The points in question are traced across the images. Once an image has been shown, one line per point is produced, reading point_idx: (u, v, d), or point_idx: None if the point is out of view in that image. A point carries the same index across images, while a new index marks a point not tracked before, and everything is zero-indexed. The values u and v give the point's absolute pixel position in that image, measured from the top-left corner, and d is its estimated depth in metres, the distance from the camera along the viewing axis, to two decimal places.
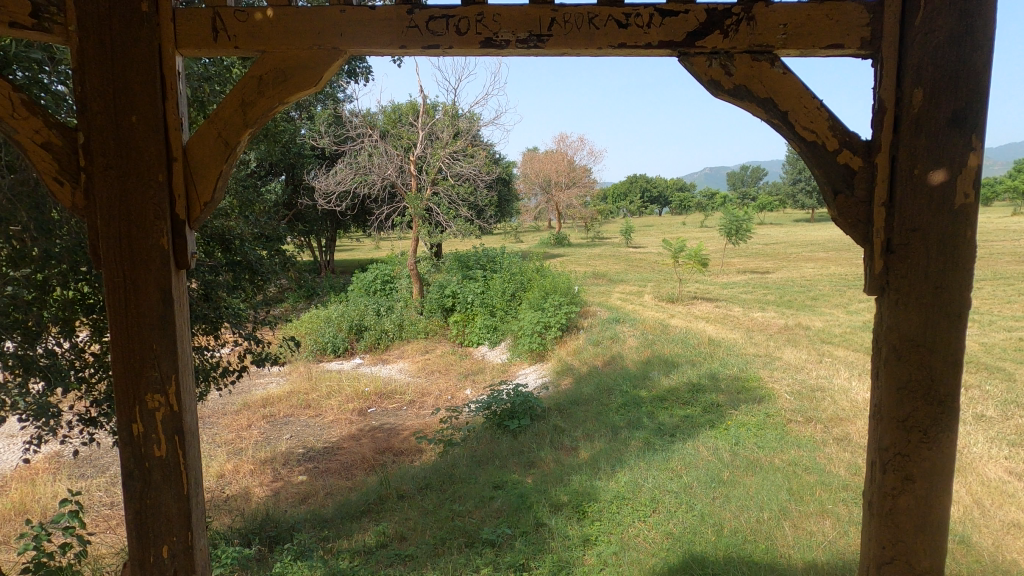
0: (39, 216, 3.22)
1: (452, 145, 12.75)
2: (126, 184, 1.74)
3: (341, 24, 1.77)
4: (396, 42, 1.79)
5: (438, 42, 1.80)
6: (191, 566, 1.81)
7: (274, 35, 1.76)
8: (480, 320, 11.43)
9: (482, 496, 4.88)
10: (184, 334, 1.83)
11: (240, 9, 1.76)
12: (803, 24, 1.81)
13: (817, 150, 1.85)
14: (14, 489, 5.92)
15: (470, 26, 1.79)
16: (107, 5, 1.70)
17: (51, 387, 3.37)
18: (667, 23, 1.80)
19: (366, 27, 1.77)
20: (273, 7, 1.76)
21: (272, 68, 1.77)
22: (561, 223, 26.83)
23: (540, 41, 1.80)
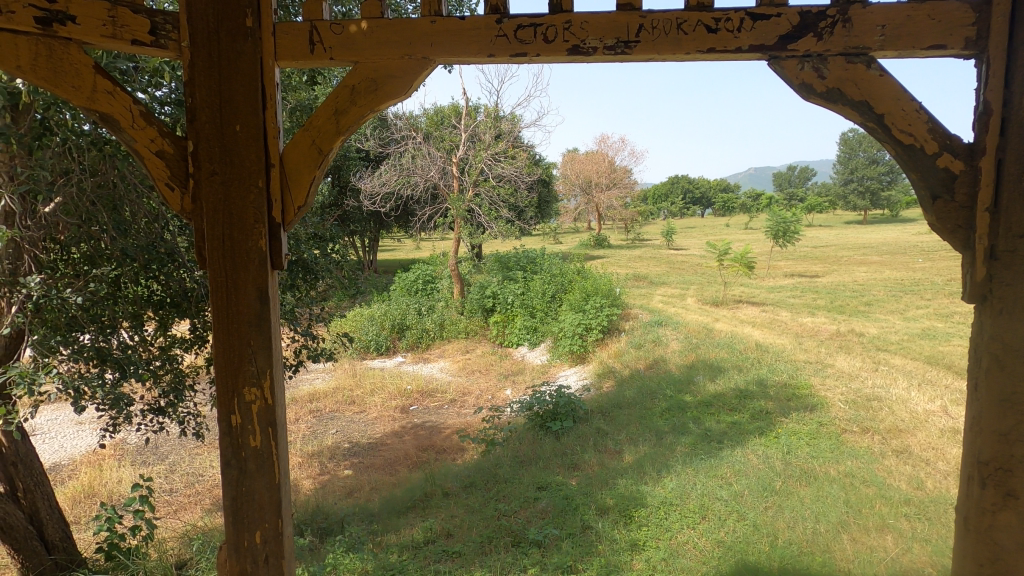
0: (117, 217, 3.50)
1: (494, 146, 12.96)
2: (229, 190, 1.80)
3: (431, 35, 1.80)
4: (485, 50, 1.80)
5: (525, 50, 1.80)
6: (281, 553, 1.86)
7: (366, 46, 1.80)
8: (520, 321, 11.46)
9: (527, 496, 4.90)
10: (278, 330, 1.87)
11: (336, 22, 1.80)
12: (903, 24, 1.75)
13: (915, 153, 1.79)
14: (84, 473, 6.30)
15: (557, 34, 1.79)
16: (215, 20, 1.76)
17: (123, 377, 3.55)
18: (758, 27, 1.76)
19: (456, 37, 1.79)
20: (367, 18, 1.80)
21: (363, 78, 1.81)
22: (601, 224, 26.63)
23: (628, 47, 1.79)
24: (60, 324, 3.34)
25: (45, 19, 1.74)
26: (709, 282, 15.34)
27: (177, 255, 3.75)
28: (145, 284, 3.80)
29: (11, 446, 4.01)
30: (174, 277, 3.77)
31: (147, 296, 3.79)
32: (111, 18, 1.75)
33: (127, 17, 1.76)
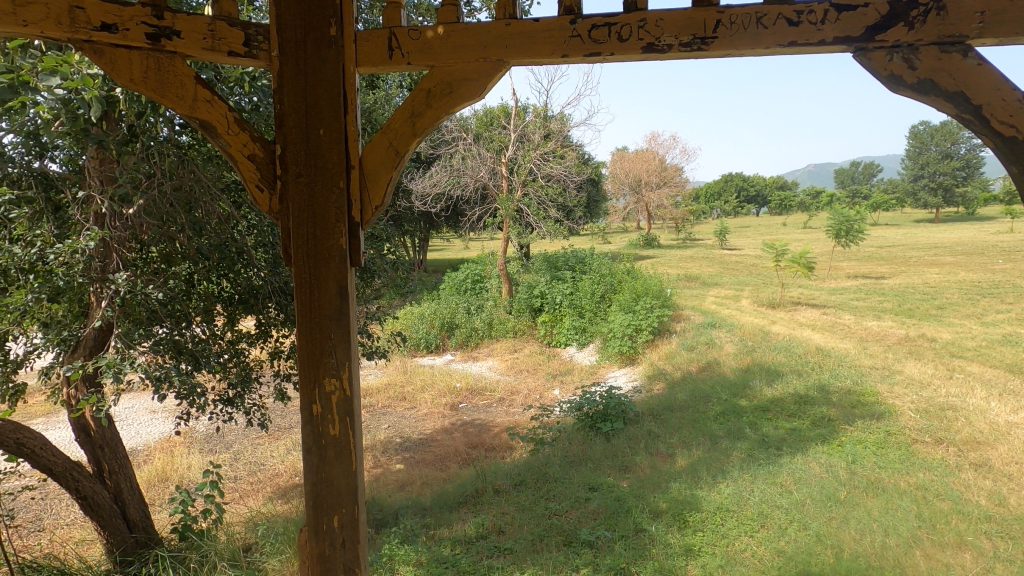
0: (193, 218, 3.70)
1: (543, 146, 12.98)
2: (313, 190, 1.81)
3: (507, 38, 1.81)
4: (558, 50, 1.79)
5: (599, 50, 1.78)
6: (358, 537, 1.86)
7: (443, 50, 1.82)
8: (569, 321, 11.41)
9: (578, 496, 4.89)
10: (356, 325, 1.88)
11: (414, 27, 1.82)
12: (1003, 10, 1.66)
13: (1017, 146, 1.68)
14: (158, 459, 6.73)
15: (632, 32, 1.77)
16: (301, 27, 1.76)
17: (197, 368, 3.79)
18: (844, 19, 1.71)
19: (530, 40, 1.80)
20: (444, 24, 1.82)
21: (439, 81, 1.84)
22: (650, 224, 26.13)
23: (704, 43, 1.76)
24: (141, 316, 3.54)
25: (154, 34, 1.79)
26: (766, 283, 14.81)
27: (246, 253, 3.94)
28: (216, 283, 4.03)
29: (99, 430, 4.34)
30: (241, 274, 4.00)
31: (219, 293, 4.03)
32: (210, 32, 1.79)
33: (223, 29, 1.80)
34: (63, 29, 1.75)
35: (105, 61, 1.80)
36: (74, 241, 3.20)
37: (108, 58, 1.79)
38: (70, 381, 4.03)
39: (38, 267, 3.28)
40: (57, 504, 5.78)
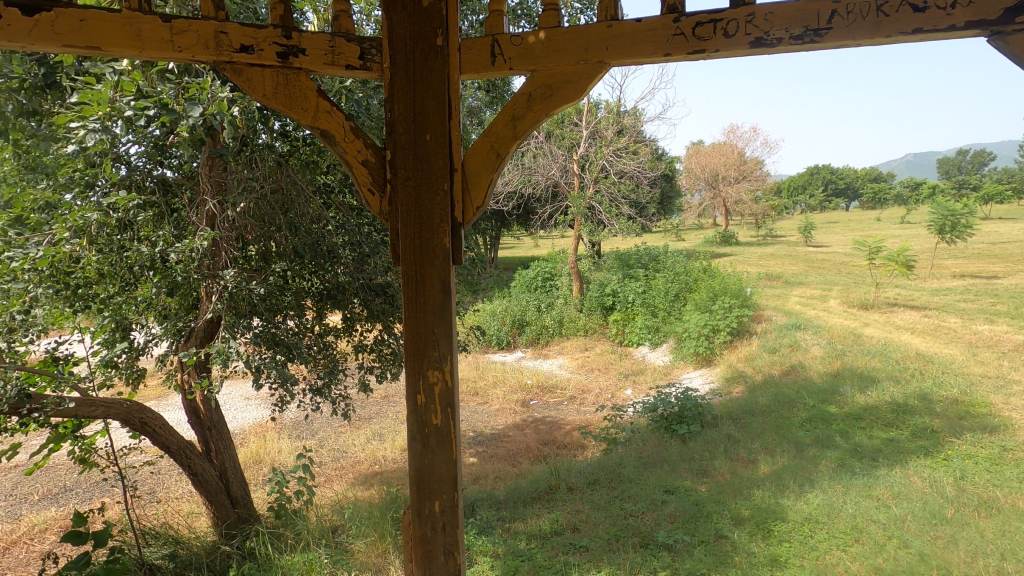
0: (290, 219, 3.96)
1: (616, 142, 12.80)
2: (420, 192, 1.79)
3: (608, 39, 1.78)
4: (661, 50, 1.76)
5: (704, 48, 1.74)
6: (459, 524, 1.85)
7: (544, 54, 1.81)
8: (641, 320, 11.19)
9: (654, 499, 4.80)
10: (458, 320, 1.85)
11: (515, 33, 1.82)
12: None
13: None
14: (254, 442, 7.28)
15: (739, 28, 1.71)
16: (410, 36, 1.74)
17: (291, 359, 4.01)
18: (978, 1, 1.59)
19: (632, 40, 1.77)
20: (545, 29, 1.81)
21: (541, 84, 1.83)
22: (728, 220, 25.07)
23: (818, 35, 1.68)
24: (244, 309, 3.80)
25: (284, 53, 1.80)
26: (857, 283, 13.82)
27: (335, 251, 4.14)
28: (306, 280, 4.28)
29: (207, 413, 4.73)
30: (330, 272, 4.20)
31: (311, 289, 4.29)
32: (331, 47, 1.80)
33: (342, 45, 1.81)
34: (209, 53, 1.79)
35: (242, 79, 1.83)
36: (190, 242, 3.50)
37: (245, 76, 1.81)
38: (184, 367, 4.45)
39: (158, 265, 3.66)
40: (169, 478, 6.38)
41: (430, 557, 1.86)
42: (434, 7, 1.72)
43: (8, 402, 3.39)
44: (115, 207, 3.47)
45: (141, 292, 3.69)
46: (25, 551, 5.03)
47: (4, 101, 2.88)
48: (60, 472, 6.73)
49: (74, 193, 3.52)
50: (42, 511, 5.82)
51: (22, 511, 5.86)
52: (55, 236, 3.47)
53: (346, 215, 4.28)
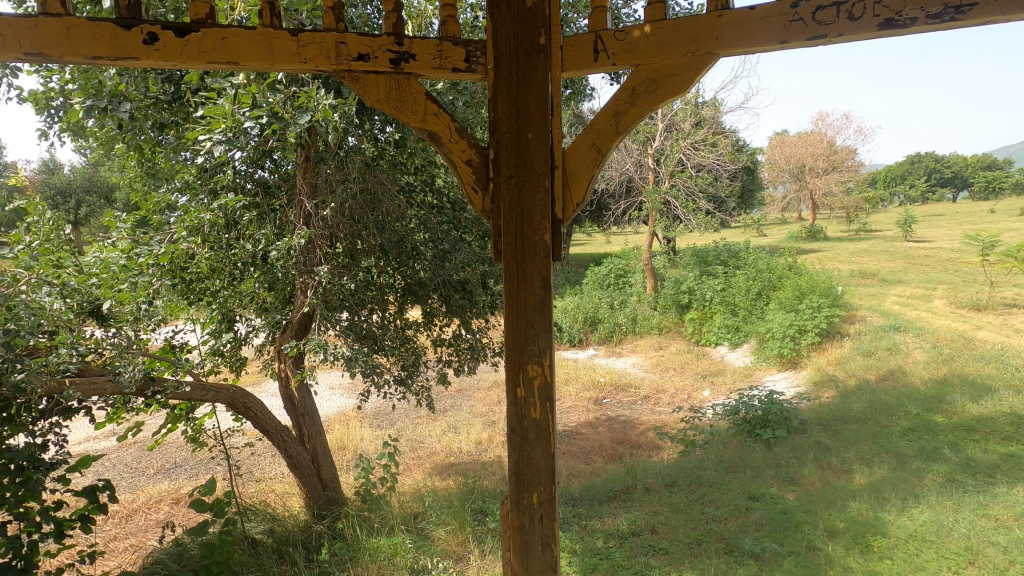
0: (377, 217, 4.10)
1: (694, 135, 12.36)
2: (522, 190, 1.78)
3: (717, 28, 1.72)
4: (777, 36, 1.68)
5: (825, 32, 1.65)
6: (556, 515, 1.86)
7: (649, 48, 1.78)
8: (720, 320, 10.76)
9: (738, 504, 4.61)
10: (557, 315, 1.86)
11: (619, 28, 1.79)
12: None
13: None
14: (338, 429, 7.68)
15: (866, 9, 1.61)
16: (513, 36, 1.74)
17: (377, 350, 4.12)
18: None
19: (744, 29, 1.71)
20: (650, 22, 1.77)
21: (644, 79, 1.80)
22: (815, 214, 23.54)
23: (960, 12, 1.55)
24: (333, 303, 3.97)
25: (396, 60, 1.80)
26: (967, 281, 12.58)
27: (418, 249, 4.25)
28: (391, 276, 4.43)
29: (301, 400, 5.05)
30: (411, 269, 4.34)
31: (395, 285, 4.45)
32: (439, 52, 1.79)
33: (449, 48, 1.81)
34: (330, 63, 1.77)
35: (360, 87, 1.83)
36: (289, 240, 3.69)
37: (362, 84, 1.82)
38: (280, 357, 4.76)
39: (259, 262, 3.94)
40: (264, 459, 6.87)
41: (528, 548, 1.88)
42: (537, 6, 1.71)
43: (137, 380, 3.60)
44: (224, 210, 3.69)
45: (246, 287, 4.03)
46: (144, 519, 5.60)
47: (145, 118, 3.40)
48: (172, 450, 7.42)
49: (189, 195, 3.85)
50: (157, 484, 6.45)
51: (141, 483, 6.51)
52: (174, 235, 3.84)
53: (427, 214, 4.40)
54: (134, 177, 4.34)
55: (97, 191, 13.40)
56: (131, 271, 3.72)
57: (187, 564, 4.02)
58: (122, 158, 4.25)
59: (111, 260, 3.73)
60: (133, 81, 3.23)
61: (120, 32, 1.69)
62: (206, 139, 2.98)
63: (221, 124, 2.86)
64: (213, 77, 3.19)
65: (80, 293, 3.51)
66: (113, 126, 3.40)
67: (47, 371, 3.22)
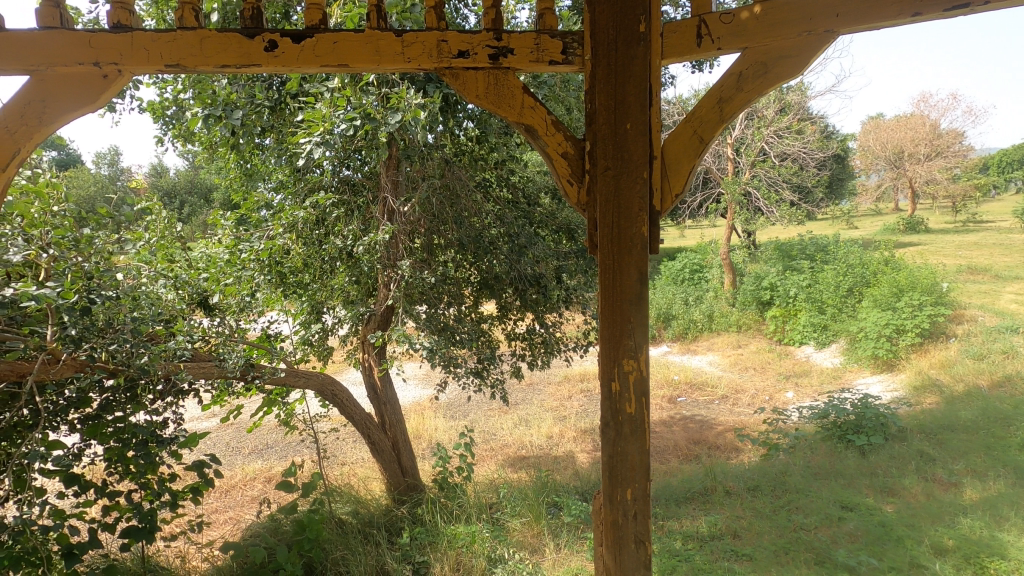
0: (457, 213, 4.18)
1: (778, 122, 11.72)
2: (619, 182, 1.75)
3: (835, 5, 1.64)
4: (908, 10, 1.58)
5: (966, 2, 1.55)
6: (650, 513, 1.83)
7: (757, 31, 1.71)
8: (805, 317, 10.17)
9: (829, 514, 4.34)
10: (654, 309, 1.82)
11: (725, 11, 1.72)
12: None
13: None
14: (414, 418, 7.94)
15: None
16: (612, 26, 1.71)
17: (455, 342, 4.19)
18: None
19: (866, 3, 1.62)
20: (760, 2, 1.70)
21: (753, 62, 1.73)
22: (915, 204, 21.61)
23: None
24: (414, 296, 4.06)
25: (494, 54, 1.77)
26: None
27: (495, 244, 4.28)
28: (466, 271, 4.47)
29: (384, 389, 5.24)
30: (488, 264, 4.35)
31: (471, 279, 4.50)
32: (536, 44, 1.77)
33: (546, 41, 1.78)
34: (431, 61, 1.77)
35: (458, 84, 1.81)
36: (374, 235, 3.84)
37: (461, 81, 1.80)
38: (364, 348, 4.97)
39: (346, 257, 4.10)
40: (346, 444, 7.24)
41: (621, 545, 1.85)
42: None
43: (239, 366, 3.85)
44: (314, 207, 3.99)
45: (336, 281, 4.22)
46: (241, 495, 6.07)
47: (255, 122, 3.65)
48: (265, 432, 7.97)
49: (283, 193, 4.14)
50: (252, 463, 6.96)
51: (238, 461, 7.04)
52: (271, 232, 4.17)
53: (503, 208, 4.43)
54: (234, 178, 4.67)
55: (197, 192, 14.55)
56: (235, 266, 4.13)
57: (281, 539, 4.31)
58: (223, 160, 4.57)
59: (216, 255, 4.16)
60: (241, 89, 3.53)
61: (243, 41, 1.71)
62: (306, 143, 3.19)
63: (319, 127, 3.05)
64: (311, 82, 3.39)
65: (190, 285, 3.87)
66: (225, 133, 3.66)
67: (166, 355, 3.49)
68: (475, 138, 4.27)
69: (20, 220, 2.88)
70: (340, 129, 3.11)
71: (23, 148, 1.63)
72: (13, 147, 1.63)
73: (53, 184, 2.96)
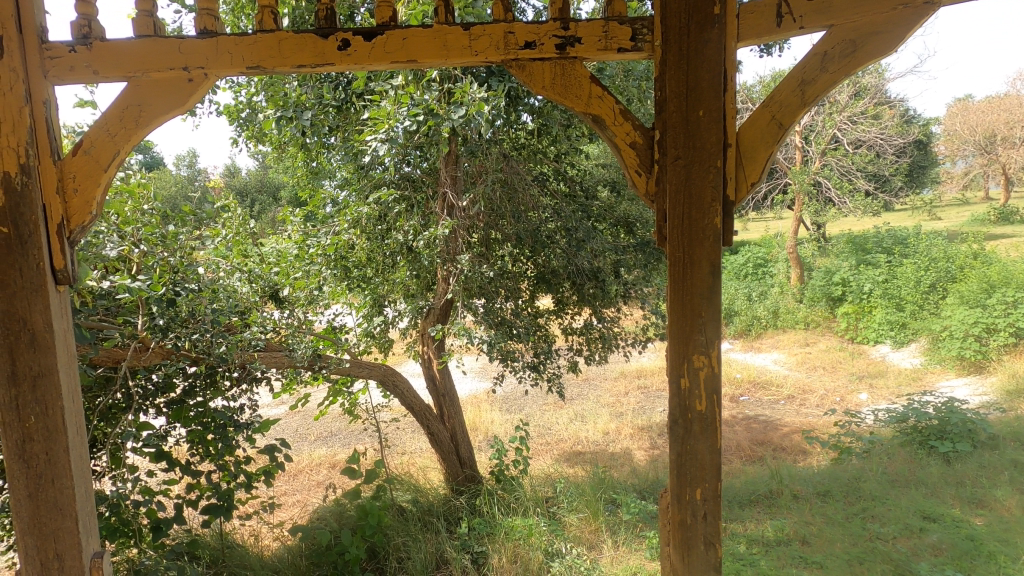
0: (514, 208, 4.22)
1: (852, 107, 11.06)
2: (691, 172, 1.70)
3: None
4: None
5: None
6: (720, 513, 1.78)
7: (843, 7, 1.61)
8: (880, 315, 9.57)
9: (910, 524, 4.07)
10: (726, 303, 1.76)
11: None
12: None
13: None
14: (471, 410, 8.05)
15: None
16: (685, 12, 1.66)
17: (512, 335, 4.21)
18: None
19: None
20: None
21: (839, 41, 1.63)
22: (1009, 192, 19.82)
23: None
24: (474, 289, 4.10)
25: (562, 44, 1.72)
26: None
27: (551, 238, 4.30)
28: (522, 265, 4.44)
29: (443, 381, 5.33)
30: (545, 258, 4.33)
31: (529, 273, 4.47)
32: (605, 32, 1.72)
33: (615, 28, 1.72)
34: (499, 53, 1.74)
35: (525, 76, 1.77)
36: (435, 229, 3.88)
37: (528, 72, 1.76)
38: (424, 341, 5.07)
39: (407, 251, 4.20)
40: (405, 434, 7.44)
41: (689, 546, 1.80)
42: None
43: (308, 357, 4.03)
44: (377, 203, 4.08)
45: (398, 275, 4.34)
46: (308, 479, 6.36)
47: (322, 122, 3.81)
48: (329, 421, 8.31)
49: (347, 190, 4.28)
50: (318, 449, 7.27)
51: (306, 448, 7.38)
52: (336, 228, 4.37)
53: (561, 201, 4.39)
54: (300, 176, 4.87)
55: (266, 191, 15.24)
56: (304, 261, 4.35)
57: (346, 523, 4.47)
58: (291, 159, 4.77)
59: (286, 250, 4.38)
60: (310, 90, 3.72)
61: (318, 41, 1.73)
62: (373, 139, 3.29)
63: (384, 124, 3.17)
64: (377, 80, 3.52)
65: (262, 279, 4.06)
66: (298, 132, 3.90)
67: (243, 346, 3.68)
68: (533, 132, 4.26)
69: (115, 219, 3.11)
70: (403, 126, 3.19)
71: (121, 151, 1.69)
72: (112, 150, 1.69)
73: (144, 184, 3.21)
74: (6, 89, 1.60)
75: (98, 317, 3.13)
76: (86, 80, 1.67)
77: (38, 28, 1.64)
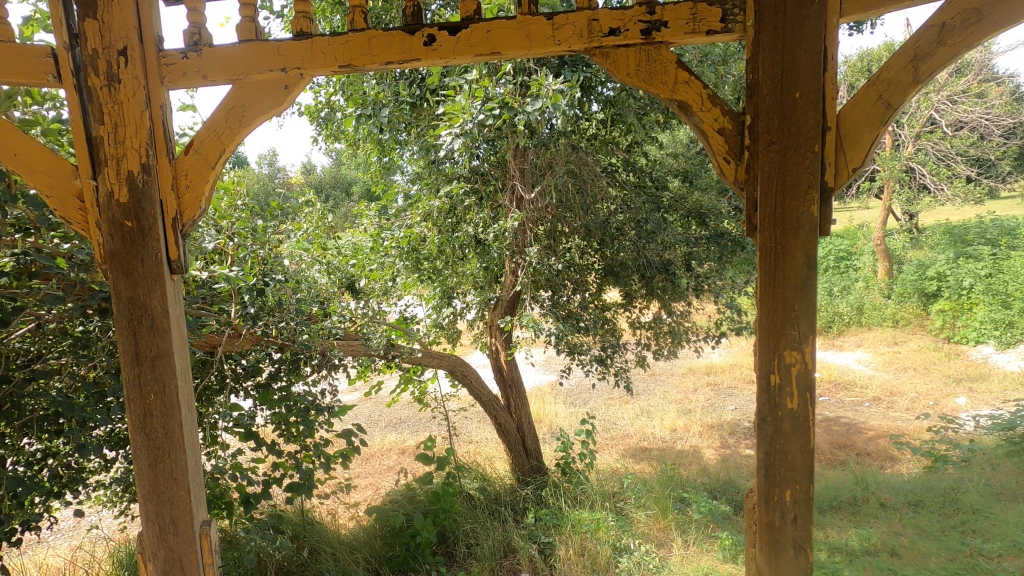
0: (583, 199, 4.19)
1: (952, 86, 10.15)
2: (786, 157, 1.62)
3: None
4: None
5: None
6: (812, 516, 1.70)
7: None
8: (982, 312, 8.77)
9: (1018, 542, 3.71)
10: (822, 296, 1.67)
11: None
12: None
13: None
14: (535, 402, 8.08)
15: None
16: None
17: (579, 328, 4.19)
18: None
19: None
20: None
21: (960, 11, 1.49)
22: None
23: None
24: (543, 281, 4.12)
25: (647, 29, 1.68)
26: None
27: (620, 231, 4.24)
28: (591, 257, 4.39)
29: (510, 371, 5.38)
30: (614, 250, 4.25)
31: (598, 265, 4.40)
32: (693, 14, 1.65)
33: (704, 9, 1.65)
34: (582, 42, 1.71)
35: (609, 63, 1.73)
36: (504, 222, 3.93)
37: (612, 60, 1.72)
38: (491, 331, 5.13)
39: (477, 244, 4.25)
40: (471, 424, 7.57)
41: (777, 549, 1.73)
42: None
43: (382, 345, 4.21)
44: (448, 197, 4.17)
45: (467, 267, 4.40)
46: (378, 463, 6.62)
47: (397, 118, 3.95)
48: (398, 408, 8.59)
49: (419, 184, 4.39)
50: (387, 436, 7.53)
51: (377, 433, 7.67)
52: (408, 221, 4.51)
53: (631, 193, 4.30)
54: (374, 171, 5.04)
55: (339, 186, 15.88)
56: (378, 253, 4.53)
57: (417, 506, 4.61)
58: (365, 155, 4.94)
59: (361, 243, 4.52)
60: (387, 88, 3.84)
61: (404, 37, 1.77)
62: (448, 134, 3.34)
63: (459, 118, 3.22)
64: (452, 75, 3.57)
65: (340, 270, 4.22)
66: (375, 128, 4.05)
67: (324, 334, 3.86)
68: (603, 122, 4.20)
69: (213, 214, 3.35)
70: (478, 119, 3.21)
71: (227, 151, 1.81)
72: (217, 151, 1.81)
73: (238, 181, 3.47)
74: (130, 96, 1.76)
75: (197, 305, 3.38)
76: (195, 84, 1.80)
77: (156, 38, 1.78)
